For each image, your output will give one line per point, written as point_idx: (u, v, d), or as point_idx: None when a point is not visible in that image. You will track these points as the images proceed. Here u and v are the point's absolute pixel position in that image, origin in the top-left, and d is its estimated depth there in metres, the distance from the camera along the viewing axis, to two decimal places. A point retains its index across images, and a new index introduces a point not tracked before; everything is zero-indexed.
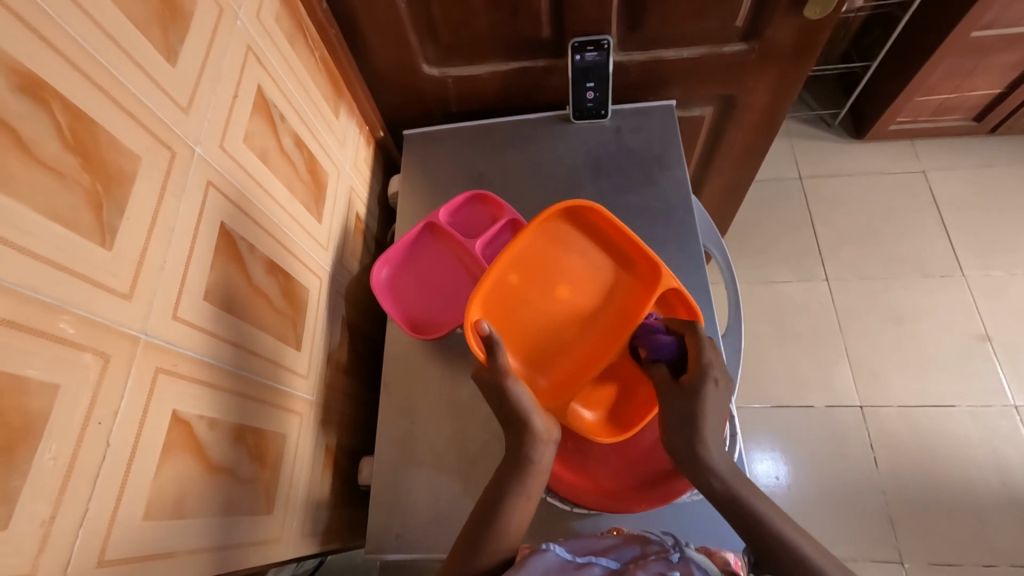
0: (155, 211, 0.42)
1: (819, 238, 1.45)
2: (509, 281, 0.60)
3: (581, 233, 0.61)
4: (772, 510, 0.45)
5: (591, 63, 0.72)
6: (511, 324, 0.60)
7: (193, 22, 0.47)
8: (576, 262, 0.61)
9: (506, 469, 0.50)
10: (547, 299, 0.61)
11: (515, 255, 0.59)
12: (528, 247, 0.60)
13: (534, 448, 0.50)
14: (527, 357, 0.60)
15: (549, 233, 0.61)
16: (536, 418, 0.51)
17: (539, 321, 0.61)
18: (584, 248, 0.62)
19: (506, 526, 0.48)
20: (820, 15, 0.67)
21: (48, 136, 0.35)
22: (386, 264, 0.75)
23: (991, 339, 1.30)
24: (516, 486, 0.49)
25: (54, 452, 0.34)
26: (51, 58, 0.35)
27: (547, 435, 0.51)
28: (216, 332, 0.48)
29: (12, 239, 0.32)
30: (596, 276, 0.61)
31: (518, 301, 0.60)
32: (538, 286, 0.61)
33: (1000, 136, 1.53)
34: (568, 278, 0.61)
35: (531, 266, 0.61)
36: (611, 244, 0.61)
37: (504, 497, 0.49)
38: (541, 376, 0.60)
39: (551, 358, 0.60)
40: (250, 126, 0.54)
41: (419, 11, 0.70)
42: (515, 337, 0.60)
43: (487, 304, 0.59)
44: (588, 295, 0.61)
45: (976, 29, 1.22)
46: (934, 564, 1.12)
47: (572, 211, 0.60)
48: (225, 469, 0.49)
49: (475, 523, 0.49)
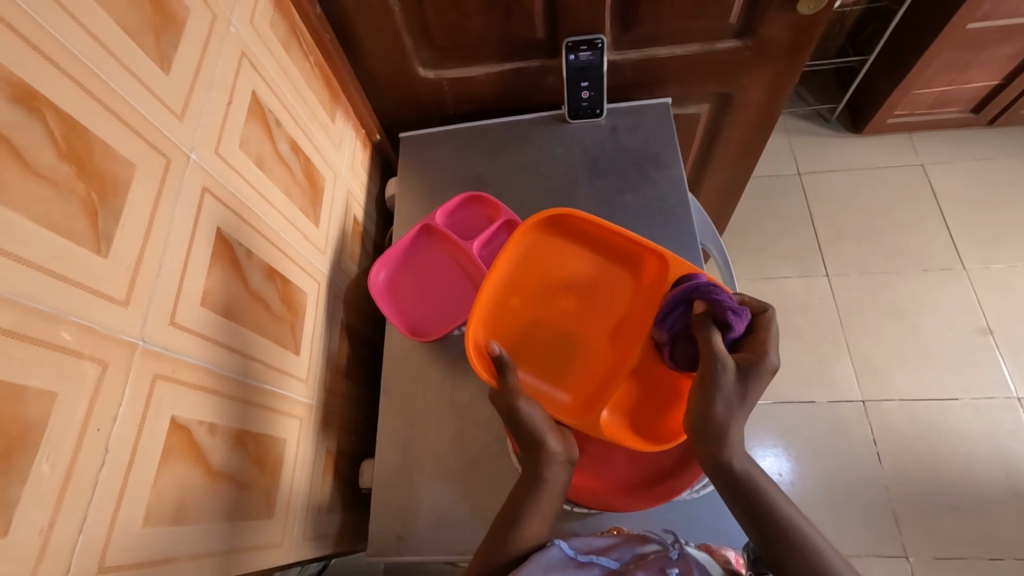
0: (151, 218, 0.42)
1: (818, 234, 1.44)
2: (512, 301, 0.61)
3: (576, 241, 0.62)
4: (774, 490, 0.46)
5: (584, 63, 0.73)
6: (527, 343, 0.61)
7: (186, 29, 0.47)
8: (578, 270, 0.62)
9: (522, 489, 0.50)
10: (555, 312, 0.62)
11: (511, 274, 0.61)
12: (523, 263, 0.62)
13: (549, 469, 0.50)
14: (547, 375, 0.61)
15: (543, 245, 0.62)
16: (551, 438, 0.51)
17: (552, 335, 0.62)
18: (583, 255, 0.62)
19: (521, 542, 0.48)
20: (814, 10, 0.67)
21: (43, 146, 0.35)
22: (384, 267, 0.75)
23: (993, 332, 1.29)
24: (531, 503, 0.49)
25: (52, 460, 0.34)
26: (46, 69, 0.35)
27: (562, 454, 0.51)
28: (215, 338, 0.48)
29: (7, 248, 0.32)
30: (601, 281, 0.62)
31: (525, 318, 0.62)
32: (544, 300, 0.62)
33: (999, 128, 1.52)
34: (572, 288, 0.62)
35: (532, 282, 0.62)
36: (608, 245, 0.62)
37: (519, 518, 0.49)
38: (563, 392, 0.60)
39: (569, 372, 0.61)
40: (245, 132, 0.55)
41: (413, 14, 0.70)
42: (530, 354, 0.61)
43: (494, 326, 0.60)
44: (596, 302, 0.62)
45: (972, 22, 1.22)
46: (939, 559, 1.11)
47: (559, 221, 0.61)
48: (226, 475, 0.49)
49: (492, 544, 0.49)
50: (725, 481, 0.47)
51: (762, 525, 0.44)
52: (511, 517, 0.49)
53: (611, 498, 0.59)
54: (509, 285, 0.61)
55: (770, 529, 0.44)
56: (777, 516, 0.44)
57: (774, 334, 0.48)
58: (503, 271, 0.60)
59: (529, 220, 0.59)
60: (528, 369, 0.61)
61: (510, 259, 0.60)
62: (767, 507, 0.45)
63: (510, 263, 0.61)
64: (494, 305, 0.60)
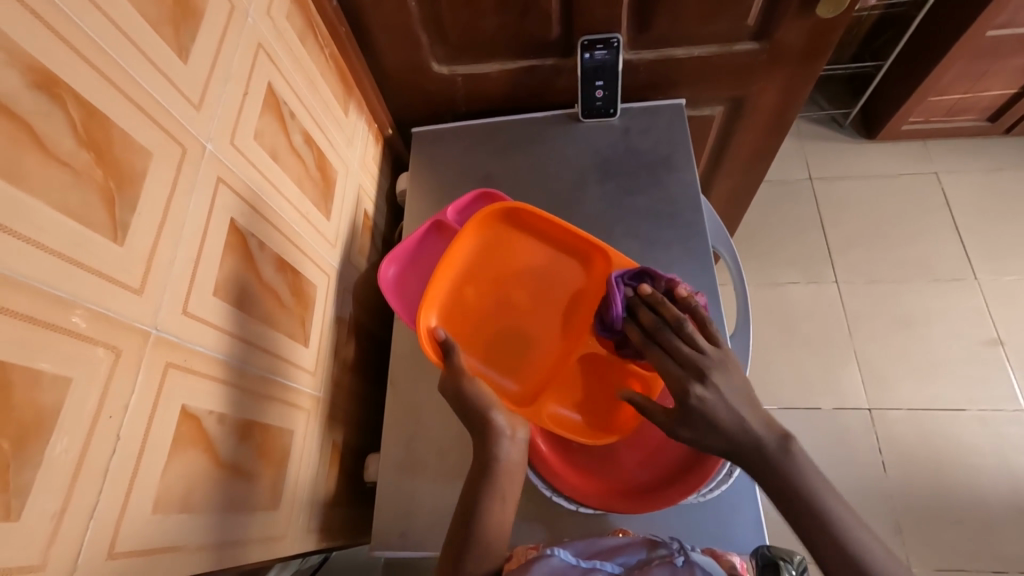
0: (167, 207, 0.42)
1: (828, 240, 1.43)
2: (467, 292, 0.63)
3: (526, 235, 0.64)
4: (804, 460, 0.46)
5: (600, 62, 0.72)
6: (477, 333, 0.62)
7: (205, 18, 0.47)
8: (529, 264, 0.64)
9: (476, 473, 0.50)
10: (507, 304, 0.64)
11: (464, 265, 0.63)
12: (475, 255, 0.63)
13: (499, 446, 0.51)
14: (497, 366, 0.62)
15: (494, 238, 0.64)
16: (497, 414, 0.52)
17: (504, 326, 0.63)
18: (534, 249, 0.65)
19: (489, 530, 0.48)
20: (833, 14, 0.66)
21: (63, 133, 0.35)
22: (392, 263, 0.71)
23: (1002, 344, 1.28)
24: (489, 485, 0.49)
25: (65, 444, 0.34)
26: (67, 56, 0.35)
27: (512, 431, 0.52)
28: (227, 328, 0.49)
29: (23, 233, 0.32)
30: (551, 274, 0.64)
31: (478, 309, 0.63)
32: (497, 292, 0.64)
33: (1014, 137, 1.51)
34: (524, 281, 0.64)
35: (484, 274, 0.64)
36: (558, 239, 0.64)
37: (478, 501, 0.49)
38: (514, 383, 0.62)
39: (520, 363, 0.63)
40: (261, 124, 0.55)
41: (429, 10, 0.70)
42: (482, 345, 0.62)
43: (447, 316, 0.61)
44: (546, 296, 0.64)
45: (991, 28, 1.21)
46: (940, 570, 1.11)
47: (510, 214, 0.63)
48: (233, 464, 0.49)
49: (456, 531, 0.49)
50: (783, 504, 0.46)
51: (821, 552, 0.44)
52: (473, 505, 0.49)
53: (616, 500, 0.58)
54: (461, 275, 0.63)
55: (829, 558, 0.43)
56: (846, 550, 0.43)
57: (667, 364, 0.50)
58: (456, 261, 0.62)
59: (479, 214, 0.61)
60: (480, 359, 0.62)
61: (461, 250, 0.62)
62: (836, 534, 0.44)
63: (464, 255, 0.62)
64: (447, 293, 0.61)
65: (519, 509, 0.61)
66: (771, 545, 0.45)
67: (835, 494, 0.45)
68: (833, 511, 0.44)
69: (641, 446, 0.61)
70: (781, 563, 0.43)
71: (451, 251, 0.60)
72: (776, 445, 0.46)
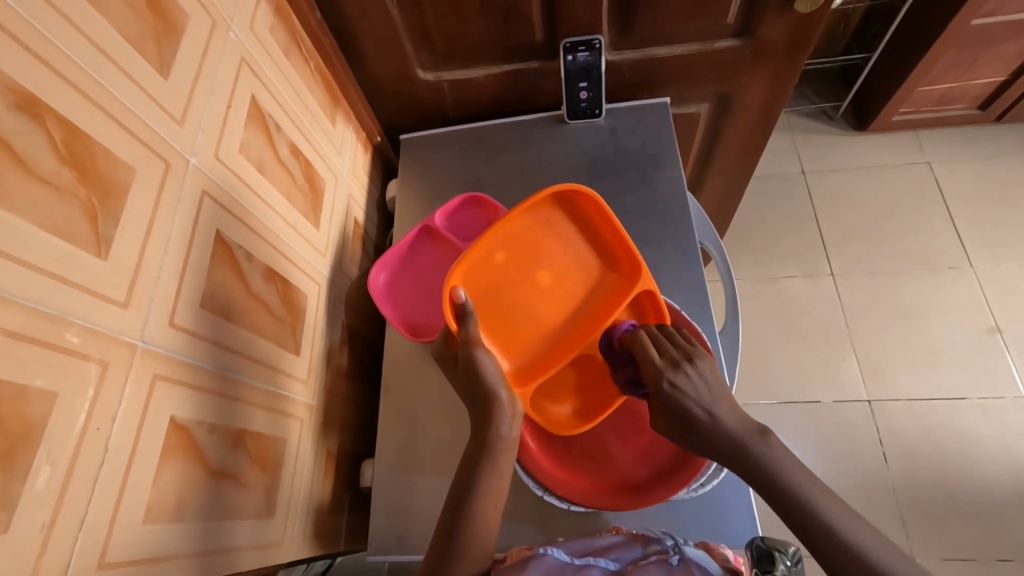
0: (151, 221, 0.43)
1: (823, 234, 1.43)
2: (495, 260, 0.62)
3: (573, 223, 0.64)
4: (786, 459, 0.46)
5: (584, 64, 0.73)
6: (490, 302, 0.63)
7: (186, 34, 0.48)
8: (562, 252, 0.64)
9: (469, 458, 0.52)
10: (527, 282, 0.63)
11: (505, 233, 0.62)
12: (518, 230, 0.62)
13: (500, 423, 0.52)
14: (500, 336, 0.62)
15: (542, 216, 0.63)
16: (502, 390, 0.53)
17: (519, 303, 0.63)
18: (572, 238, 0.64)
19: (482, 517, 0.49)
20: (812, 9, 0.66)
21: (45, 152, 0.36)
22: (384, 268, 0.73)
23: (1001, 331, 1.28)
24: (483, 468, 0.51)
25: (52, 459, 0.34)
26: (46, 76, 0.36)
27: (513, 408, 0.53)
28: (215, 339, 0.49)
29: (10, 252, 0.33)
30: (580, 267, 0.64)
31: (498, 283, 0.63)
32: (522, 271, 0.63)
33: (1006, 125, 1.51)
34: (551, 267, 0.64)
35: (519, 247, 0.63)
36: (599, 239, 0.64)
37: (466, 493, 0.50)
38: (512, 356, 0.62)
39: (526, 342, 0.63)
40: (246, 137, 0.56)
41: (412, 19, 0.71)
42: (491, 315, 0.63)
43: (468, 278, 0.61)
44: (568, 286, 0.64)
45: (977, 17, 1.21)
46: (1003, 560, 1.09)
47: (567, 199, 0.62)
48: (225, 472, 0.50)
49: (445, 520, 0.50)
50: (780, 512, 0.45)
51: (829, 561, 0.42)
52: (460, 498, 0.50)
53: (604, 499, 0.59)
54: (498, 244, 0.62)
55: (844, 568, 0.41)
56: (847, 546, 0.42)
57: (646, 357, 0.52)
58: (497, 231, 0.61)
59: (542, 192, 0.59)
60: (485, 329, 0.62)
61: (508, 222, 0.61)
62: (830, 532, 0.42)
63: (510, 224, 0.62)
64: (477, 259, 0.61)
65: (516, 510, 0.61)
66: (765, 536, 0.44)
67: (833, 498, 0.44)
68: (831, 514, 0.43)
69: (626, 451, 0.61)
70: (776, 554, 0.42)
71: (499, 224, 0.60)
72: (757, 445, 0.47)
